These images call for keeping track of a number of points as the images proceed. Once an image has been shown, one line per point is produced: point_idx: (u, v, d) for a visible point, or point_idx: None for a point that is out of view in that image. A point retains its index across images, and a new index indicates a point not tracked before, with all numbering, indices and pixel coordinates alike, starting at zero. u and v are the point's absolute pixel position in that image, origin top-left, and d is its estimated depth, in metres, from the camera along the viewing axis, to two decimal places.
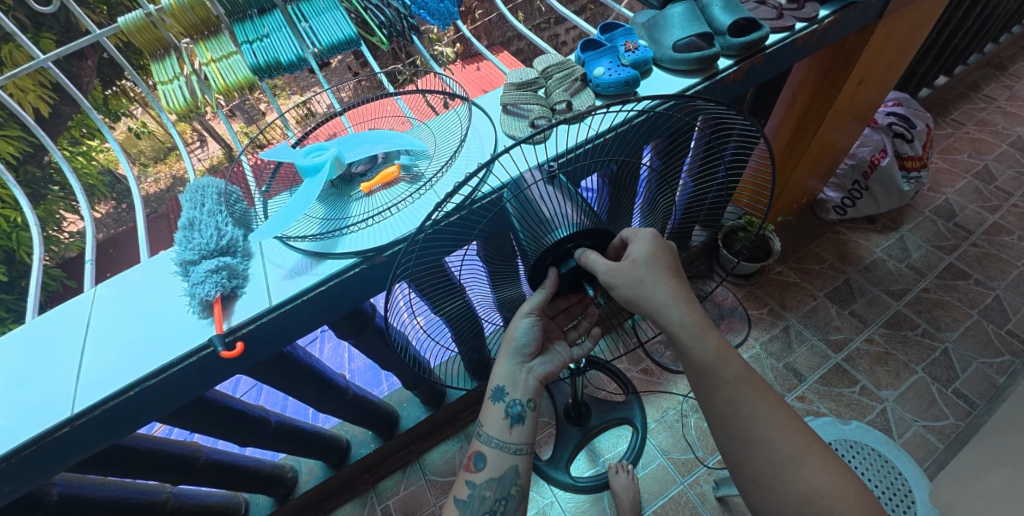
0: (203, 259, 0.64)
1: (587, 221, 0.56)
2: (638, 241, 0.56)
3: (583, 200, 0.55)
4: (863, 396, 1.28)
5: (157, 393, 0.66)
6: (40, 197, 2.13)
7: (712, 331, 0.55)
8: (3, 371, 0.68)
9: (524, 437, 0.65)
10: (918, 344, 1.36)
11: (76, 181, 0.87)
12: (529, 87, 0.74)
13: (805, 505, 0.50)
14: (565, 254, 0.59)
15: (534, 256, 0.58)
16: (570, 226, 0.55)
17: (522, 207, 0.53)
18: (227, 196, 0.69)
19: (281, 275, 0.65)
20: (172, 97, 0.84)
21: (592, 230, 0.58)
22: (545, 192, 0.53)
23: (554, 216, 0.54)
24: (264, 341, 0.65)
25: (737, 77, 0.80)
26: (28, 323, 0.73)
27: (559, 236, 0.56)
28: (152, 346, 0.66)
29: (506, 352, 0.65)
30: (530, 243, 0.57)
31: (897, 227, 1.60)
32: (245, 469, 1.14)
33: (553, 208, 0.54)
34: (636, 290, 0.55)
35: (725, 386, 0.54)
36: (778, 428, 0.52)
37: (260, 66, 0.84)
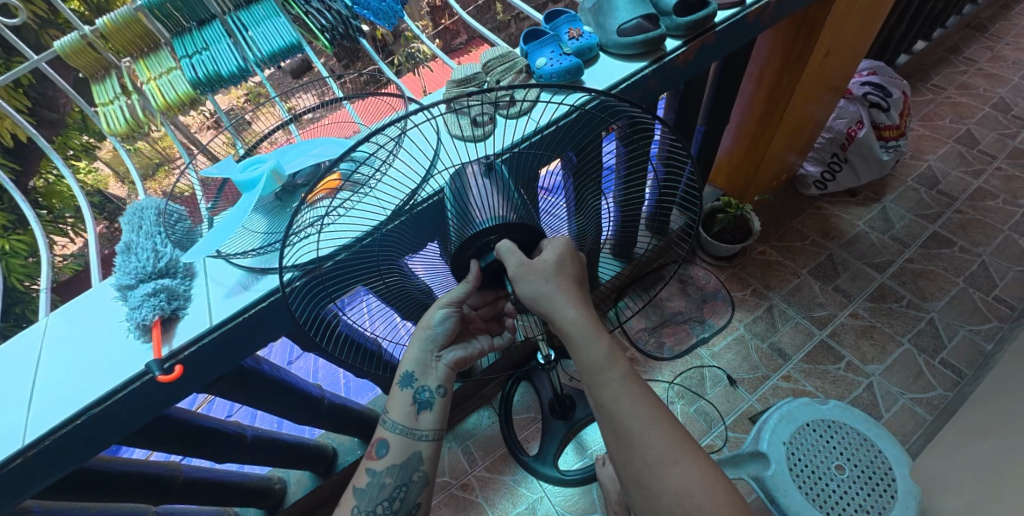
0: (141, 283, 0.64)
1: (513, 217, 0.55)
2: (551, 247, 0.56)
3: (516, 196, 0.53)
4: (849, 371, 1.27)
5: (108, 418, 0.65)
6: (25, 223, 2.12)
7: (605, 332, 0.56)
8: None
9: (431, 424, 0.66)
10: (903, 316, 1.34)
11: (30, 211, 0.85)
12: (467, 83, 0.72)
13: (674, 504, 0.51)
14: (485, 248, 0.57)
15: (457, 244, 0.56)
16: (492, 220, 0.54)
17: (456, 197, 0.51)
18: (167, 216, 0.68)
19: (223, 293, 0.65)
20: (113, 118, 0.82)
21: (519, 226, 0.56)
22: (479, 184, 0.51)
23: (482, 210, 0.53)
24: (209, 361, 0.65)
25: (687, 58, 0.78)
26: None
27: (483, 228, 0.54)
28: (101, 371, 0.66)
29: (418, 338, 0.64)
30: (456, 242, 0.56)
31: (879, 199, 1.58)
32: (229, 483, 1.13)
33: (483, 202, 0.52)
34: (539, 288, 0.55)
35: (610, 385, 0.54)
36: (656, 427, 0.53)
37: (200, 79, 0.82)
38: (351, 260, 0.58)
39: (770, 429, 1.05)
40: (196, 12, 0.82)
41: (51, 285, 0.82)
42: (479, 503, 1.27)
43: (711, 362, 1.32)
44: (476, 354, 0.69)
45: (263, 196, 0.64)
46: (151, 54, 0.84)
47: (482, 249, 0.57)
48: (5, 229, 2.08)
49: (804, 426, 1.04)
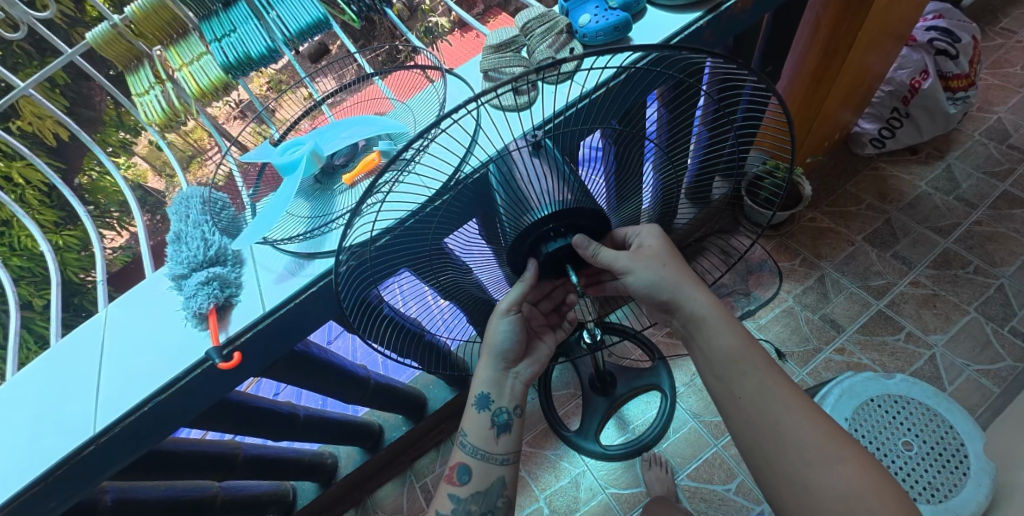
0: (194, 271, 0.64)
1: (571, 198, 0.51)
2: (642, 239, 0.58)
3: (572, 177, 0.49)
4: (909, 343, 1.21)
5: (172, 405, 0.67)
6: (75, 218, 2.23)
7: (734, 321, 0.56)
8: (32, 397, 0.71)
9: (510, 447, 0.65)
10: (970, 283, 1.25)
11: (80, 206, 0.88)
12: (506, 47, 0.70)
13: (843, 507, 0.47)
14: (547, 235, 0.54)
15: (515, 237, 0.54)
16: (551, 206, 0.50)
17: (505, 183, 0.47)
18: (211, 204, 0.68)
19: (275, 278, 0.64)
20: (150, 108, 0.82)
21: (578, 208, 0.52)
22: (530, 166, 0.47)
23: (537, 195, 0.49)
24: (263, 348, 0.64)
25: (743, 6, 0.71)
26: (50, 350, 0.76)
27: (540, 217, 0.51)
28: (161, 361, 0.67)
29: (488, 357, 0.65)
30: (509, 225, 0.52)
31: (942, 156, 1.46)
32: (284, 460, 1.18)
33: (537, 187, 0.48)
34: (661, 271, 0.56)
35: (753, 373, 0.53)
36: (808, 418, 0.51)
37: (231, 63, 0.80)
38: (399, 239, 0.56)
39: (832, 405, 1.00)
40: None
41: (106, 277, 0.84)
42: (523, 476, 1.28)
43: (759, 335, 1.28)
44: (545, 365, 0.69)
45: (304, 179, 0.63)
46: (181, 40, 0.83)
47: (548, 234, 0.54)
48: (58, 226, 2.18)
49: (869, 401, 0.99)
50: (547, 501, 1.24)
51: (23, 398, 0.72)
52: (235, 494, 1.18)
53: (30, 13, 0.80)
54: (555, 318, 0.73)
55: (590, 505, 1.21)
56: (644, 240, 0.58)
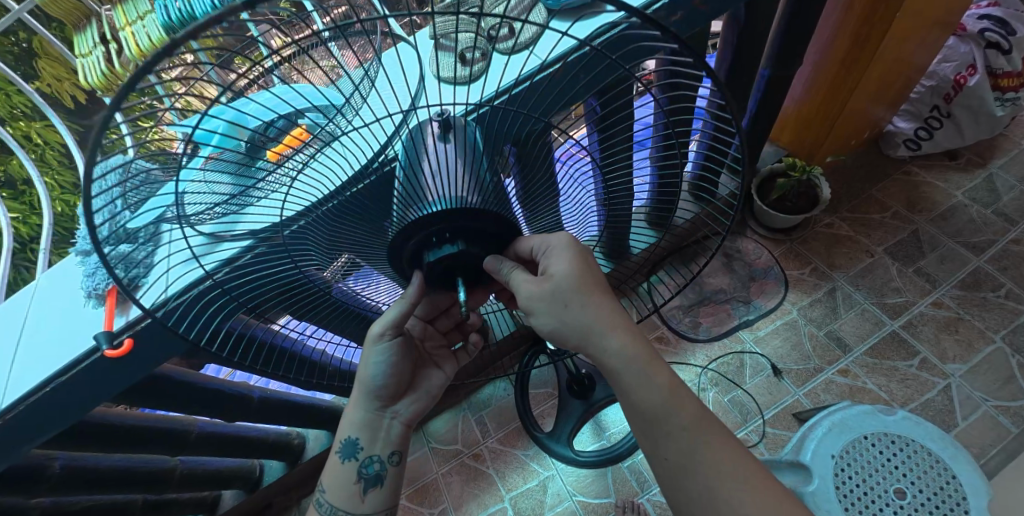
0: (98, 248, 0.58)
1: (474, 200, 0.44)
2: (553, 258, 0.51)
3: (483, 176, 0.42)
4: (922, 370, 1.09)
5: (80, 387, 0.63)
6: None
7: (662, 366, 0.50)
8: None
9: (380, 504, 0.62)
10: (999, 309, 1.12)
11: (31, 169, 0.85)
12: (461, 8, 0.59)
13: None
14: (429, 240, 0.47)
15: (397, 231, 0.47)
16: (448, 203, 0.43)
17: (409, 172, 0.40)
18: None
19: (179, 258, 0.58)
20: (90, 70, 0.77)
21: (480, 213, 0.45)
22: (439, 156, 0.40)
23: (435, 186, 0.42)
24: (167, 337, 0.59)
25: None
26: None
27: (431, 213, 0.44)
28: (72, 338, 0.63)
29: (362, 394, 0.64)
30: (397, 217, 0.45)
31: (985, 163, 1.30)
32: (245, 439, 1.16)
33: (440, 179, 0.41)
34: (562, 311, 0.51)
35: (681, 434, 0.48)
36: (746, 483, 0.47)
37: (172, 22, 0.71)
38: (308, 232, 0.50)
39: (818, 437, 0.91)
40: None
41: (50, 249, 0.85)
42: (490, 474, 1.23)
43: (755, 348, 1.18)
44: (429, 404, 0.69)
45: None
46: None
47: (431, 240, 0.47)
48: None
49: (861, 438, 0.89)
50: (512, 503, 1.19)
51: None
52: (194, 468, 1.16)
53: None
54: (455, 336, 0.73)
55: (555, 511, 1.16)
56: (549, 266, 0.50)
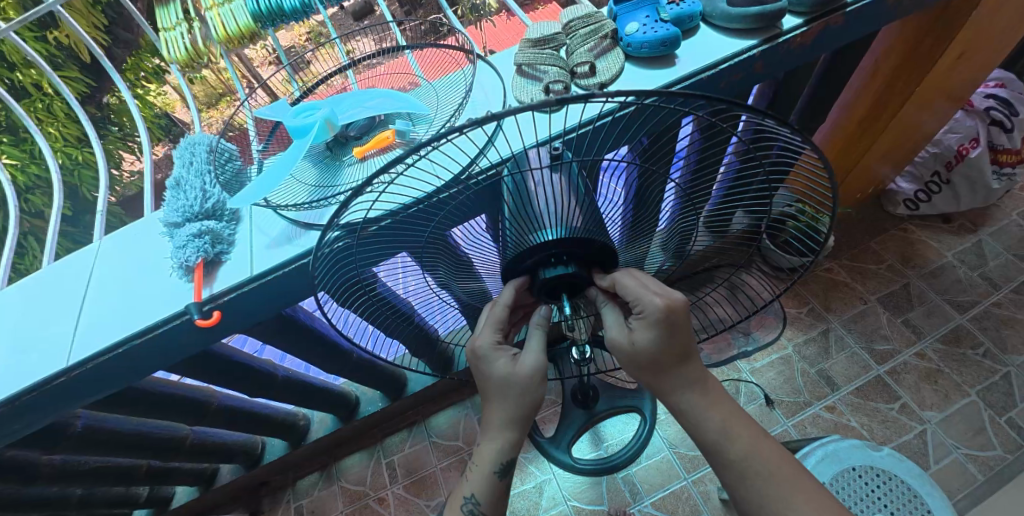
0: (187, 222, 0.62)
1: (577, 225, 0.46)
2: (647, 323, 0.46)
3: (587, 203, 0.44)
4: (902, 414, 1.17)
5: (146, 352, 0.66)
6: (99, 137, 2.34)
7: (719, 404, 0.49)
8: (19, 315, 0.72)
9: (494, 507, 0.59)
10: (976, 365, 1.21)
11: (88, 131, 0.85)
12: (546, 44, 0.66)
13: None
14: (547, 259, 0.50)
15: (514, 253, 0.50)
16: (559, 232, 0.46)
17: (517, 198, 0.43)
18: (217, 155, 0.67)
19: (269, 241, 0.62)
20: (174, 46, 0.78)
21: (588, 240, 0.48)
22: (546, 187, 0.42)
23: (547, 216, 0.45)
24: (247, 310, 0.63)
25: (806, 40, 0.67)
26: (42, 270, 0.77)
27: (546, 239, 0.47)
28: (142, 306, 0.66)
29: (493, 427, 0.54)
30: (511, 240, 0.48)
31: (975, 230, 1.39)
32: (258, 415, 1.20)
33: (549, 206, 0.43)
34: (648, 371, 0.48)
35: None
36: None
37: (261, 12, 0.76)
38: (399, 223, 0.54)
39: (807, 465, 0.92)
40: None
41: (106, 208, 0.85)
42: None
43: (750, 378, 1.26)
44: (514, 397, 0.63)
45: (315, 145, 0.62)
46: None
47: (548, 259, 0.49)
48: (81, 140, 2.28)
49: (849, 469, 0.91)
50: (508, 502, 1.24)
51: (10, 312, 0.73)
52: (203, 439, 1.19)
53: None
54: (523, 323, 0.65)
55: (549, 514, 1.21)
56: (635, 335, 0.46)
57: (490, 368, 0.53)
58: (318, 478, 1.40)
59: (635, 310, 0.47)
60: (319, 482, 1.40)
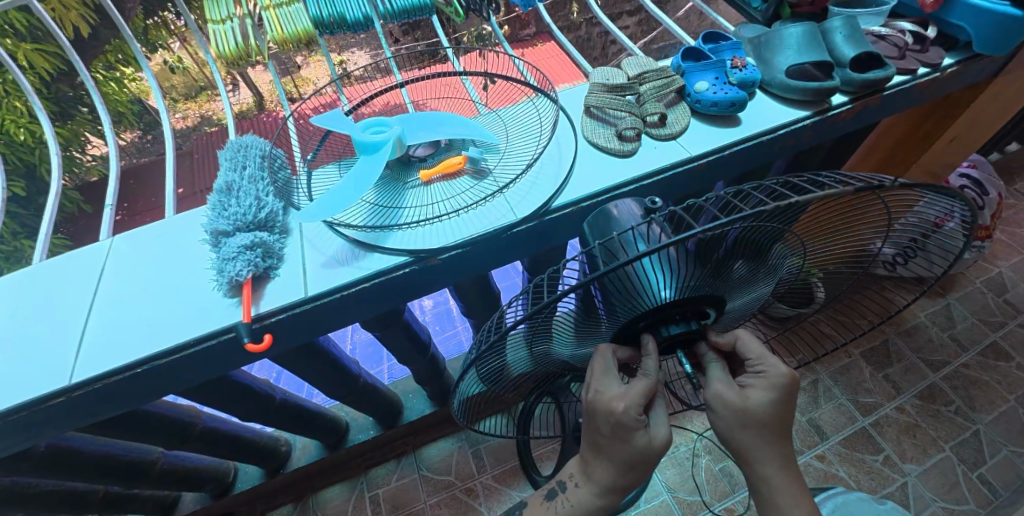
0: (237, 231, 0.56)
1: (691, 282, 0.42)
2: (768, 384, 0.46)
3: (685, 271, 0.41)
4: (885, 466, 1.23)
5: (168, 373, 0.58)
6: (67, 117, 2.19)
7: (807, 497, 0.50)
8: (6, 318, 0.63)
9: None
10: (949, 422, 1.29)
11: (101, 106, 0.79)
12: (622, 90, 0.67)
13: None
14: (670, 316, 0.46)
15: (627, 317, 0.45)
16: (675, 289, 0.41)
17: (618, 284, 0.40)
18: (272, 160, 0.62)
19: (326, 264, 0.57)
20: (223, 39, 0.74)
21: (698, 297, 0.45)
22: (640, 268, 0.41)
23: (651, 288, 0.41)
24: (296, 332, 0.57)
25: (847, 116, 0.70)
26: (36, 266, 0.68)
27: (663, 300, 0.42)
28: (168, 322, 0.59)
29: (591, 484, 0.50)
30: (624, 310, 0.43)
31: (943, 294, 1.51)
32: (240, 439, 1.10)
33: (647, 282, 0.41)
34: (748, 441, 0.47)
35: None
36: None
37: (322, 18, 0.74)
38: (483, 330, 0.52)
39: None
40: None
41: (116, 201, 0.77)
42: (480, 510, 1.24)
43: None
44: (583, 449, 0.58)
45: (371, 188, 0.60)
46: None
47: (672, 316, 0.46)
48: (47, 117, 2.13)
49: None
50: None
51: None
52: (174, 463, 1.08)
53: None
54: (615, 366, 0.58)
55: None
56: (750, 394, 0.46)
57: (627, 441, 0.46)
58: (293, 510, 1.30)
59: (751, 371, 0.48)
60: (293, 515, 1.30)
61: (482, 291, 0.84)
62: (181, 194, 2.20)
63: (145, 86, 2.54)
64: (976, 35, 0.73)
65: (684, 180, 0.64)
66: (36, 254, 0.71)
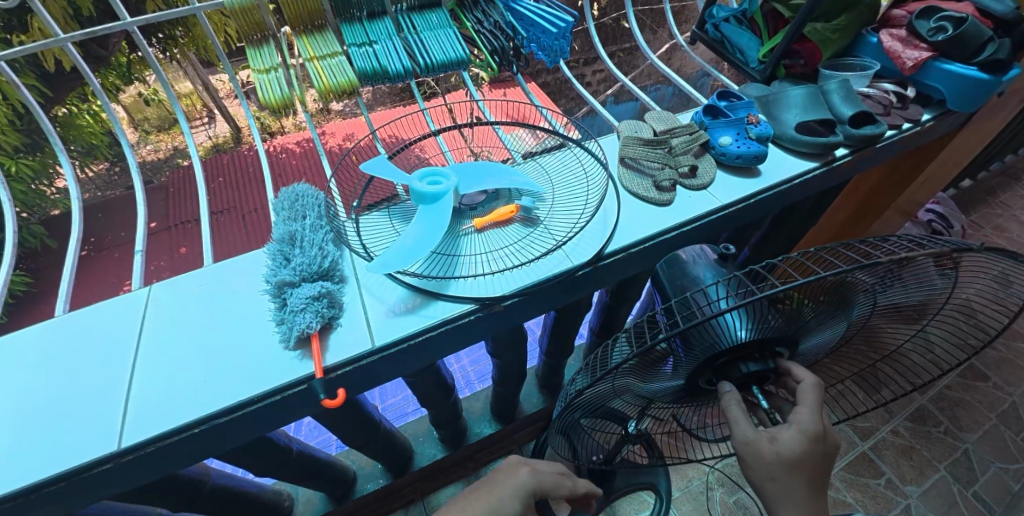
0: (302, 282, 0.58)
1: (768, 326, 0.49)
2: (795, 428, 0.48)
3: (762, 321, 0.48)
4: (888, 489, 1.27)
5: (226, 432, 0.57)
6: (35, 149, 2.08)
7: None
8: (37, 378, 0.60)
9: None
10: (941, 442, 1.35)
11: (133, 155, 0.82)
12: (654, 144, 0.74)
13: None
14: (752, 355, 0.52)
15: (710, 357, 0.51)
16: (754, 332, 0.48)
17: (704, 332, 0.48)
18: (328, 209, 0.65)
19: (394, 314, 0.58)
20: (271, 88, 0.87)
21: (773, 339, 0.51)
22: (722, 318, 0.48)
23: (730, 332, 0.48)
24: (360, 383, 0.58)
25: (848, 166, 0.78)
26: (65, 320, 0.65)
27: (742, 341, 0.49)
28: (225, 378, 0.58)
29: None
30: (707, 351, 0.49)
31: None
32: (247, 495, 1.04)
33: (728, 327, 0.48)
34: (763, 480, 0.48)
35: None
36: None
37: (366, 72, 0.88)
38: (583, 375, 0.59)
39: None
40: (371, 6, 0.94)
41: (144, 248, 0.77)
42: None
43: None
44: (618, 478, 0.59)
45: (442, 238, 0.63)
46: (312, 31, 0.94)
47: (753, 355, 0.52)
48: (15, 150, 2.02)
49: None
50: None
51: (21, 371, 0.61)
52: None
53: None
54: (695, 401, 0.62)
55: None
56: (778, 435, 0.48)
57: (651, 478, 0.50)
58: None
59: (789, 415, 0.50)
60: None
61: (513, 333, 0.86)
62: (155, 228, 2.10)
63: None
64: (949, 95, 0.83)
65: (714, 226, 0.69)
66: (60, 306, 0.68)
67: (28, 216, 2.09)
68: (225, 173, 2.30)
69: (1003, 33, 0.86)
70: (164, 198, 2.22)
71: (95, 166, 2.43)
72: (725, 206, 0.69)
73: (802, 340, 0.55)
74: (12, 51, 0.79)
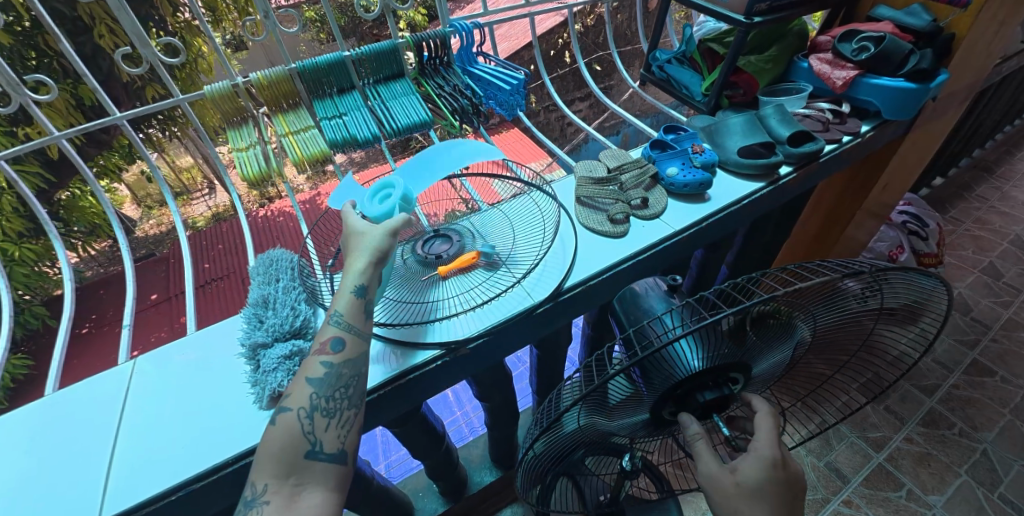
0: (275, 342, 0.61)
1: (717, 355, 0.51)
2: (753, 456, 0.48)
3: (710, 350, 0.50)
4: (910, 501, 1.23)
5: (205, 496, 0.57)
6: (39, 233, 2.14)
7: None
8: (20, 456, 0.61)
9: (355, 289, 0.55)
10: (957, 445, 1.32)
11: (122, 237, 0.86)
12: (606, 182, 0.78)
13: None
14: (707, 382, 0.53)
15: (666, 388, 0.52)
16: (702, 360, 0.50)
17: (655, 365, 0.49)
18: (300, 270, 0.68)
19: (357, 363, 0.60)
20: (249, 164, 0.93)
21: (725, 366, 0.53)
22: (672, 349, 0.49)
23: (680, 364, 0.50)
24: None
25: (796, 182, 0.82)
26: (49, 398, 0.66)
27: (692, 370, 0.51)
28: (204, 443, 0.59)
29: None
30: (660, 380, 0.51)
31: None
32: None
33: (678, 359, 0.50)
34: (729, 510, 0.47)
35: None
36: None
37: (338, 140, 0.95)
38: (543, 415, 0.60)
39: None
40: (340, 82, 1.00)
41: (132, 322, 0.79)
42: None
43: None
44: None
45: (408, 282, 0.66)
46: (288, 109, 0.99)
47: (708, 382, 0.53)
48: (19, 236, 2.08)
49: None
50: None
51: (4, 450, 0.61)
52: None
53: (158, 56, 0.85)
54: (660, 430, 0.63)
55: None
56: (737, 464, 0.48)
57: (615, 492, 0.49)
58: None
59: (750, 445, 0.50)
60: None
61: (494, 374, 0.86)
62: (154, 300, 2.14)
63: (117, 196, 2.54)
64: (882, 106, 0.88)
65: (671, 253, 0.72)
66: (49, 385, 0.70)
67: (29, 298, 2.13)
68: (221, 242, 2.37)
69: (925, 44, 0.92)
70: (163, 271, 2.27)
71: (97, 245, 2.50)
72: (678, 232, 0.72)
73: (754, 367, 0.57)
74: (11, 152, 0.83)
